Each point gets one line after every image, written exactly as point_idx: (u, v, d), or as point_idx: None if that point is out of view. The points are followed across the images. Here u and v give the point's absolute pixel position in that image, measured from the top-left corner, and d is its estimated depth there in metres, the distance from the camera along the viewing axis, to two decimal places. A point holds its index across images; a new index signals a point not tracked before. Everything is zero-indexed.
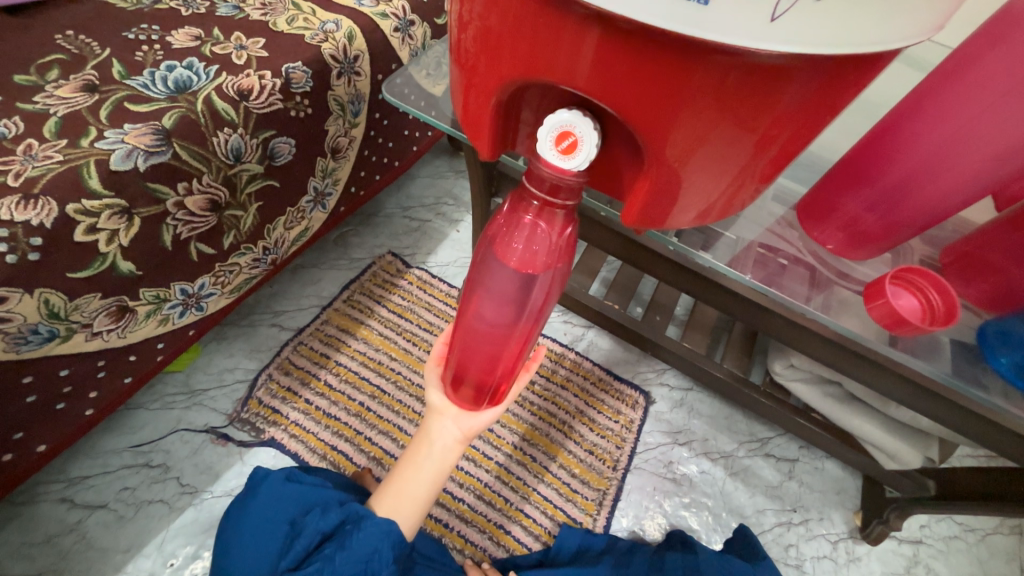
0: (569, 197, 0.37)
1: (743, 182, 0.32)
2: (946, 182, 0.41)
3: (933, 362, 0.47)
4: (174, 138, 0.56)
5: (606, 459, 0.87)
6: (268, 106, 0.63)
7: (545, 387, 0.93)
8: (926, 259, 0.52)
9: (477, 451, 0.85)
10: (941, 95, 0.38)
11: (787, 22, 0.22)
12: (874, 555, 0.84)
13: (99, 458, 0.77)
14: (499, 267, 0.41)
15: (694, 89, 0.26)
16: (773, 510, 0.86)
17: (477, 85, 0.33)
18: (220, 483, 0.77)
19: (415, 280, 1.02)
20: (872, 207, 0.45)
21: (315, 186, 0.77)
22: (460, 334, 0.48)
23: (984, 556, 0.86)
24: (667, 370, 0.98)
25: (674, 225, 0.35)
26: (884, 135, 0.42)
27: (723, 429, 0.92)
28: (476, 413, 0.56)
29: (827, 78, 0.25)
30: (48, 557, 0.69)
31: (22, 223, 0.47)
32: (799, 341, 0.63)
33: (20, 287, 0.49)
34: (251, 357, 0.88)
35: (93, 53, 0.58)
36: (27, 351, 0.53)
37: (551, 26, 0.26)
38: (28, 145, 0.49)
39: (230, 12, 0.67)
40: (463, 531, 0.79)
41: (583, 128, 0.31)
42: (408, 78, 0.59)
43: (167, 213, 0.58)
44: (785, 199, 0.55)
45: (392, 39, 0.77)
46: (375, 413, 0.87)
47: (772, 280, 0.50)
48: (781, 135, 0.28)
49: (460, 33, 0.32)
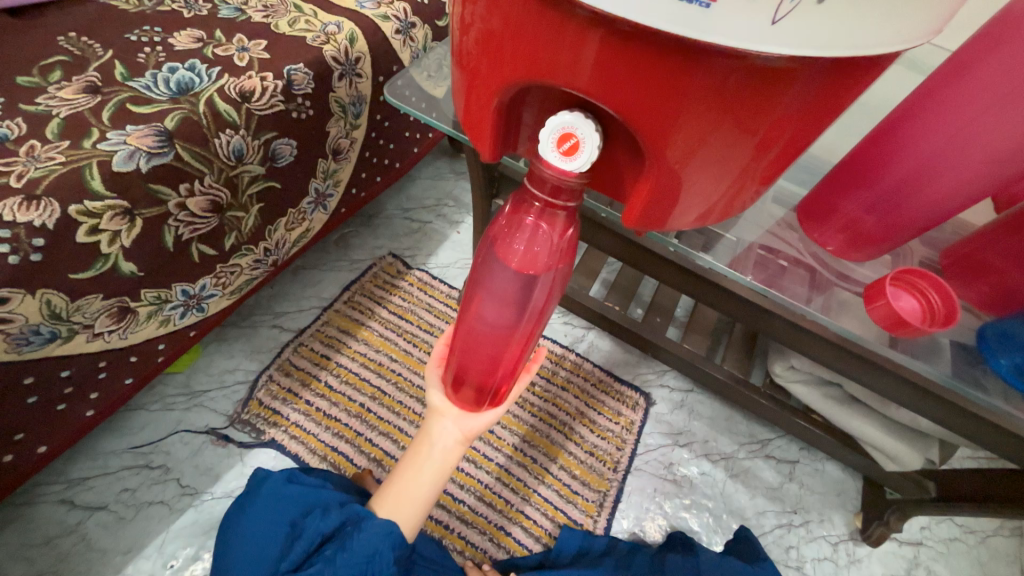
0: (570, 198, 0.37)
1: (744, 184, 0.32)
2: (945, 184, 0.41)
3: (933, 364, 0.47)
4: (176, 140, 0.56)
5: (607, 460, 0.87)
6: (270, 107, 0.64)
7: (546, 388, 0.93)
8: (925, 261, 0.52)
9: (477, 452, 0.85)
10: (940, 97, 0.38)
11: (787, 26, 0.22)
12: (874, 557, 0.84)
13: (99, 459, 0.77)
14: (501, 268, 0.41)
15: (695, 92, 0.26)
16: (774, 511, 0.86)
17: (479, 86, 0.33)
18: (220, 484, 0.77)
19: (415, 282, 1.02)
20: (872, 209, 0.45)
21: (316, 187, 0.77)
22: (461, 335, 0.48)
23: (984, 558, 0.86)
24: (668, 371, 0.98)
25: (674, 227, 0.35)
26: (884, 137, 0.42)
27: (724, 431, 0.92)
28: (477, 414, 0.56)
29: (827, 81, 0.26)
30: (48, 558, 0.69)
31: (24, 224, 0.47)
32: (800, 342, 0.63)
33: (22, 288, 0.49)
34: (252, 358, 0.88)
35: (96, 55, 0.58)
36: (29, 352, 0.53)
37: (553, 28, 0.26)
38: (31, 146, 0.50)
39: (232, 14, 0.67)
40: (464, 533, 0.79)
41: (584, 129, 0.31)
42: (410, 80, 0.59)
43: (169, 214, 0.58)
44: (785, 201, 0.55)
45: (393, 41, 0.77)
46: (375, 414, 0.87)
47: (773, 282, 0.50)
48: (781, 137, 0.28)
49: (462, 35, 0.32)
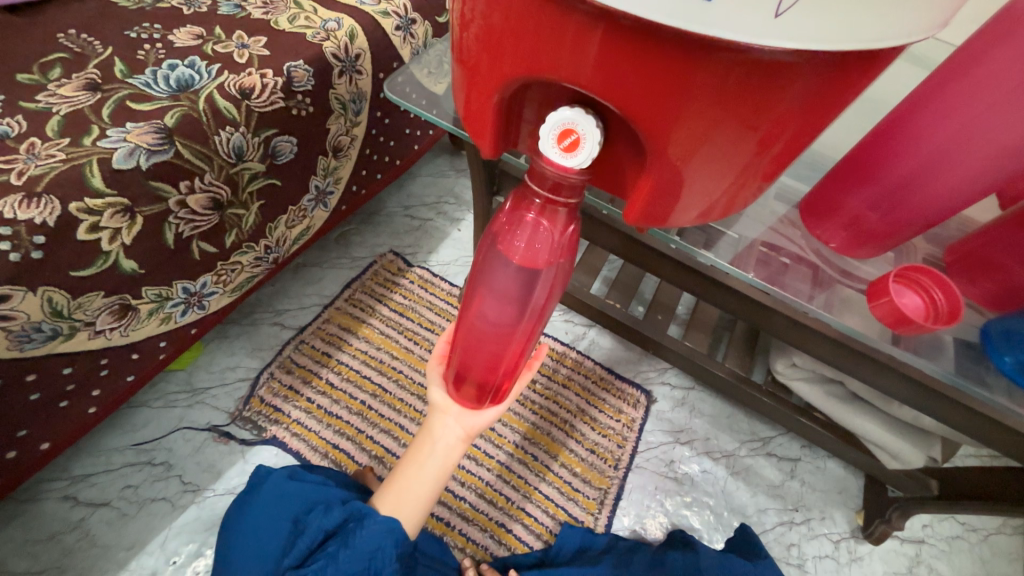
0: (571, 194, 0.37)
1: (747, 180, 0.32)
2: (952, 180, 0.41)
3: (937, 361, 0.47)
4: (176, 137, 0.56)
5: (607, 458, 0.87)
6: (269, 104, 0.63)
7: (546, 386, 0.93)
8: (929, 259, 0.52)
9: (477, 449, 0.85)
10: (944, 93, 0.38)
11: (789, 19, 0.21)
12: (876, 555, 0.84)
13: (102, 455, 0.77)
14: (504, 264, 0.41)
15: (696, 88, 0.25)
16: (775, 509, 0.85)
17: (479, 83, 0.33)
18: (222, 481, 0.77)
19: (416, 279, 1.02)
20: (876, 205, 0.45)
21: (316, 185, 0.77)
22: (462, 333, 0.48)
23: (986, 556, 0.85)
24: (669, 369, 0.98)
25: (677, 223, 0.35)
26: (888, 133, 0.42)
27: (724, 428, 0.92)
28: (479, 411, 0.56)
29: (832, 74, 0.25)
30: (51, 554, 0.69)
31: (24, 221, 0.47)
32: (802, 340, 0.63)
33: (23, 286, 0.49)
34: (253, 355, 0.89)
35: (96, 52, 0.58)
36: (31, 350, 0.53)
37: (554, 24, 0.26)
38: (31, 143, 0.50)
39: (231, 10, 0.67)
40: (465, 530, 0.79)
41: (585, 125, 0.31)
42: (410, 76, 0.59)
43: (170, 211, 0.58)
44: (787, 198, 0.55)
45: (393, 37, 0.77)
46: (376, 411, 0.87)
47: (774, 279, 0.50)
48: (784, 134, 0.28)
49: (462, 32, 0.32)
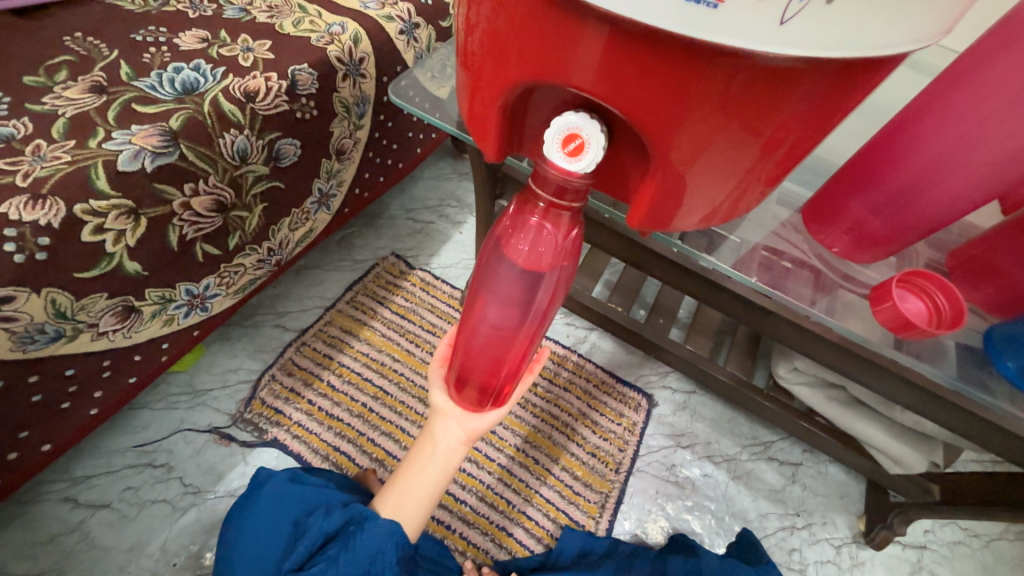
0: (575, 199, 0.37)
1: (749, 184, 0.32)
2: (955, 185, 0.41)
3: (939, 366, 0.47)
4: (181, 139, 0.56)
5: (609, 462, 0.87)
6: (273, 107, 0.64)
7: (548, 389, 0.93)
8: (931, 263, 0.52)
9: (479, 453, 0.85)
10: (946, 98, 0.38)
11: (795, 26, 0.22)
12: (877, 560, 0.83)
13: (102, 457, 0.77)
14: (507, 267, 0.41)
15: (700, 93, 0.26)
16: (777, 514, 0.85)
17: (483, 87, 0.33)
18: (223, 483, 0.77)
19: (418, 282, 1.02)
20: (879, 210, 0.45)
21: (319, 188, 0.77)
22: (464, 337, 0.48)
23: (988, 562, 0.85)
24: (671, 372, 0.98)
25: (679, 227, 0.35)
26: (890, 138, 0.42)
27: (726, 432, 0.92)
28: (481, 414, 0.56)
29: (834, 81, 0.25)
30: (51, 556, 0.69)
31: (30, 223, 0.47)
32: (803, 344, 0.63)
33: (28, 287, 0.49)
34: (255, 357, 0.89)
35: (101, 55, 0.58)
36: (34, 351, 0.53)
37: (559, 30, 0.26)
38: (36, 145, 0.50)
39: (236, 14, 0.67)
40: (466, 533, 0.79)
41: (589, 130, 0.31)
42: (413, 80, 0.59)
43: (174, 213, 0.58)
44: (789, 202, 0.55)
45: (397, 42, 0.77)
46: (377, 414, 0.87)
47: (776, 283, 0.50)
48: (787, 139, 0.28)
49: (467, 36, 0.32)
